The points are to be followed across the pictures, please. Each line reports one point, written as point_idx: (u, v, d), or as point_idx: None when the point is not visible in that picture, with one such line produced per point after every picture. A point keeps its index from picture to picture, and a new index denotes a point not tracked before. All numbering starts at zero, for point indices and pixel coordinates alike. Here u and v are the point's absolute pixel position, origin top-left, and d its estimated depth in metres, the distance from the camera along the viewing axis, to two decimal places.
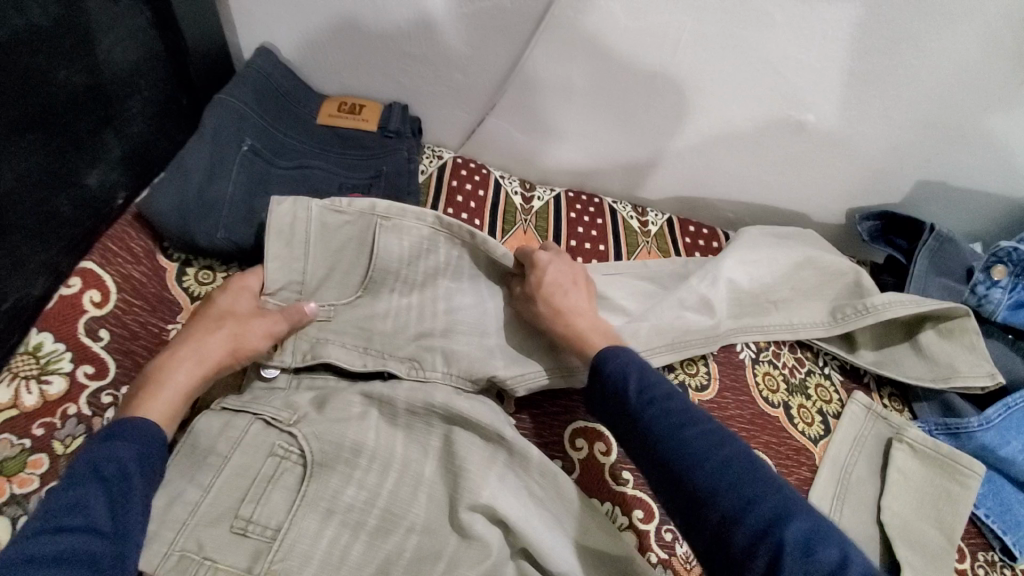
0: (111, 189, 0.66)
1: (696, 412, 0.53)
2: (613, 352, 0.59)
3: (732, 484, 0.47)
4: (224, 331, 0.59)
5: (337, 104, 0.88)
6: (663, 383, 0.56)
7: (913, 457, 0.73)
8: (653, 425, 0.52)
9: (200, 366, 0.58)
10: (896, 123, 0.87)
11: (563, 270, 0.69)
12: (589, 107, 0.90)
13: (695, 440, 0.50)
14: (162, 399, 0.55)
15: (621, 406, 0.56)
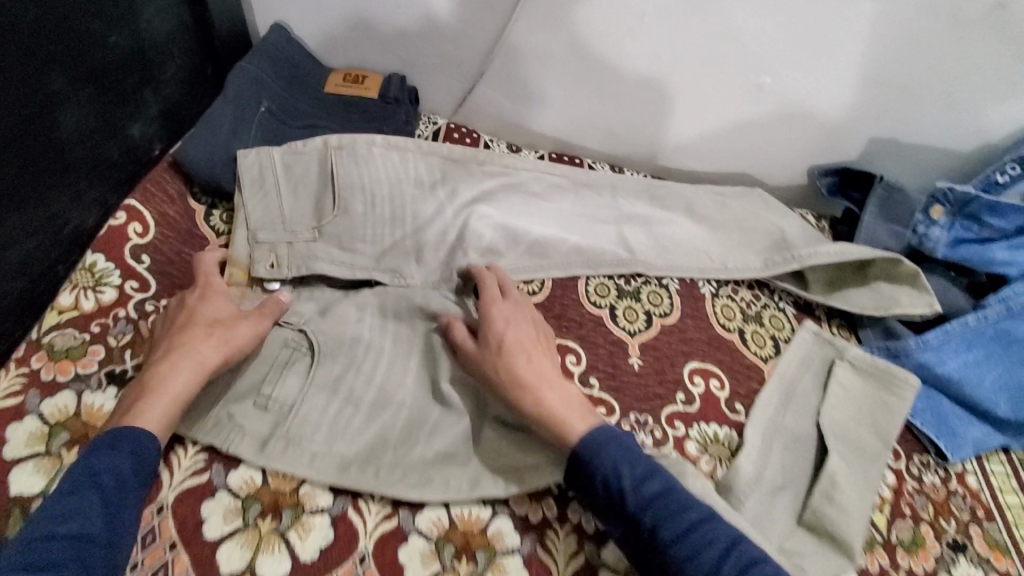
0: (149, 140, 0.77)
1: (686, 504, 0.57)
2: (601, 435, 0.61)
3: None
4: (208, 330, 0.63)
5: (340, 76, 0.98)
6: (654, 474, 0.59)
7: (853, 372, 0.82)
8: (658, 534, 0.56)
9: (191, 365, 0.60)
10: (844, 82, 0.96)
11: (521, 330, 0.70)
12: (568, 74, 1.01)
13: (696, 558, 0.54)
14: (159, 400, 0.58)
15: (616, 505, 0.58)
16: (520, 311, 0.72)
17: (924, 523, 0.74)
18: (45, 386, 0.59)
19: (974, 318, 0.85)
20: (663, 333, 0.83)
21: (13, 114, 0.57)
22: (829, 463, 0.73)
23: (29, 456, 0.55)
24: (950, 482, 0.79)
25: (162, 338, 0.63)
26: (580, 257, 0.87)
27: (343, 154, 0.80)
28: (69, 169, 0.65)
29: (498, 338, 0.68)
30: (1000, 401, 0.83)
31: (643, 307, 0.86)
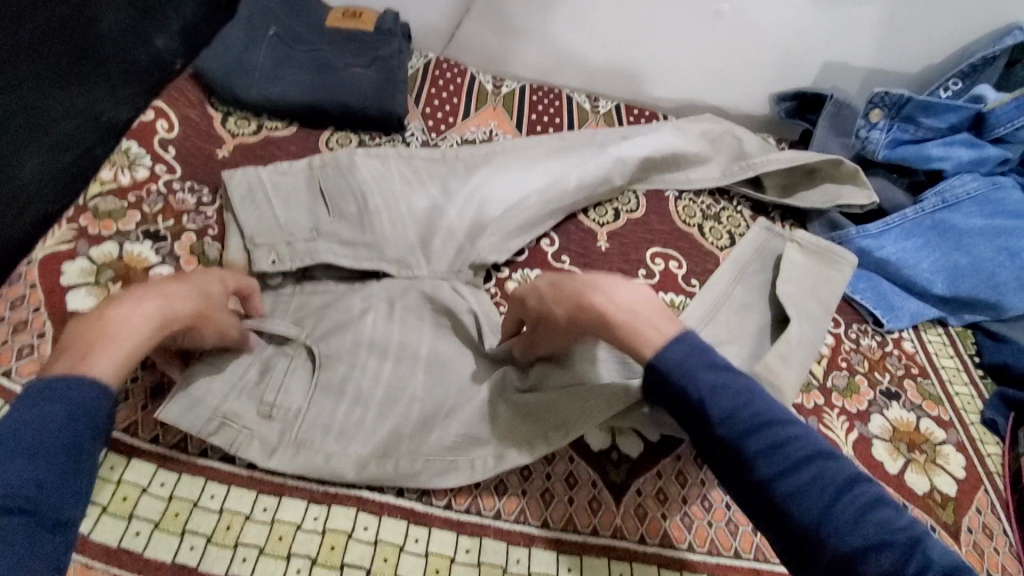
0: (172, 55, 0.89)
1: (774, 408, 0.50)
2: (680, 338, 0.53)
3: (814, 473, 0.46)
4: (192, 294, 0.58)
5: (340, 11, 1.07)
6: (738, 377, 0.51)
7: (800, 252, 0.90)
8: (730, 430, 0.49)
9: (168, 322, 0.55)
10: (795, 7, 1.05)
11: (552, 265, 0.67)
12: (544, 6, 1.10)
13: (789, 464, 0.47)
14: (119, 344, 0.52)
15: (688, 408, 0.51)
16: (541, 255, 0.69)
17: (859, 374, 0.82)
18: (93, 237, 0.70)
19: (912, 210, 0.96)
20: (630, 225, 0.93)
21: None
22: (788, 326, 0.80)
23: (82, 284, 0.66)
24: (887, 345, 0.87)
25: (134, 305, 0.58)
26: (556, 158, 0.95)
27: (328, 170, 0.82)
28: (104, 64, 0.80)
29: (539, 277, 0.67)
30: (936, 280, 0.91)
31: (613, 206, 0.95)
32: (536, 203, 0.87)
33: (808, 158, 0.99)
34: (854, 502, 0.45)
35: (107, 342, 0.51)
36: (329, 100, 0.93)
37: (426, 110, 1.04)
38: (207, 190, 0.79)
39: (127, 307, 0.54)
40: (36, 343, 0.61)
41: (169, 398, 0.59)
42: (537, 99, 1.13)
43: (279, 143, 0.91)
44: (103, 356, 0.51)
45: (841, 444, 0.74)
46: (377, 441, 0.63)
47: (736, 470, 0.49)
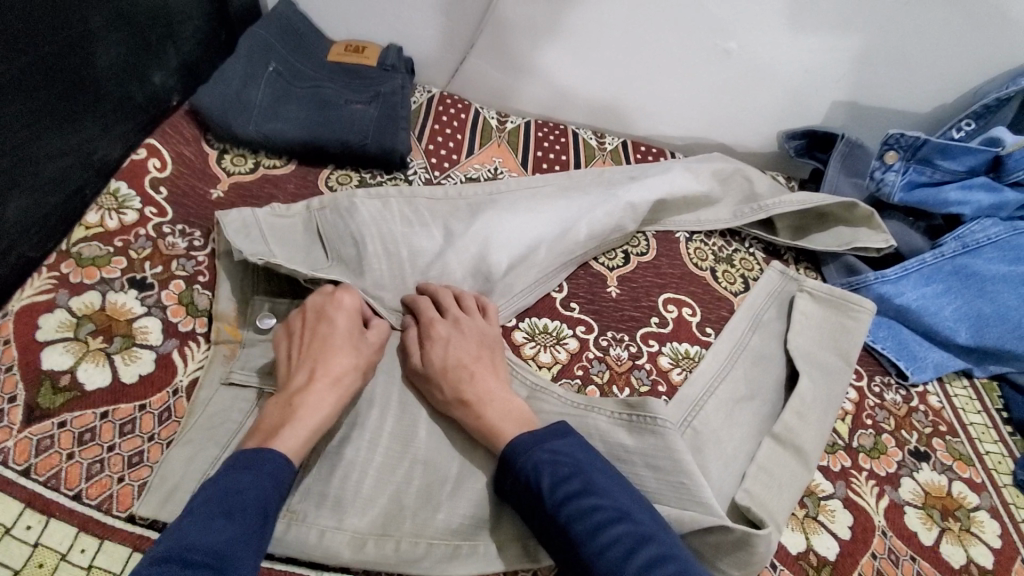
0: (169, 90, 0.86)
1: (608, 492, 0.55)
2: (532, 437, 0.58)
3: (640, 570, 0.49)
4: (348, 359, 0.62)
5: (342, 46, 1.06)
6: (579, 475, 0.55)
7: (813, 301, 0.87)
8: (570, 529, 0.53)
9: (335, 392, 0.59)
10: (806, 47, 1.03)
11: (466, 348, 0.67)
12: (551, 41, 1.08)
13: (615, 547, 0.51)
14: (294, 428, 0.56)
15: (534, 505, 0.55)
16: (463, 328, 0.68)
17: (885, 432, 0.78)
18: (74, 286, 0.65)
19: (930, 255, 0.93)
20: (640, 268, 0.90)
21: (53, 36, 0.66)
22: (799, 380, 0.77)
23: (60, 339, 0.61)
24: (911, 400, 0.83)
25: (303, 355, 0.62)
26: (564, 199, 0.92)
27: (327, 214, 0.79)
28: (98, 101, 0.74)
29: (445, 354, 0.65)
30: (959, 329, 0.88)
31: (622, 248, 0.92)
32: (548, 257, 0.84)
33: (823, 201, 0.95)
34: None
35: (291, 423, 0.56)
36: (329, 138, 0.89)
37: (429, 147, 1.01)
38: (199, 234, 0.75)
39: (308, 392, 0.58)
40: (5, 408, 0.56)
41: (148, 486, 0.54)
42: (542, 136, 1.10)
43: (276, 182, 0.87)
44: (283, 438, 0.55)
45: (870, 512, 0.70)
46: (374, 513, 0.57)
47: (577, 566, 0.52)
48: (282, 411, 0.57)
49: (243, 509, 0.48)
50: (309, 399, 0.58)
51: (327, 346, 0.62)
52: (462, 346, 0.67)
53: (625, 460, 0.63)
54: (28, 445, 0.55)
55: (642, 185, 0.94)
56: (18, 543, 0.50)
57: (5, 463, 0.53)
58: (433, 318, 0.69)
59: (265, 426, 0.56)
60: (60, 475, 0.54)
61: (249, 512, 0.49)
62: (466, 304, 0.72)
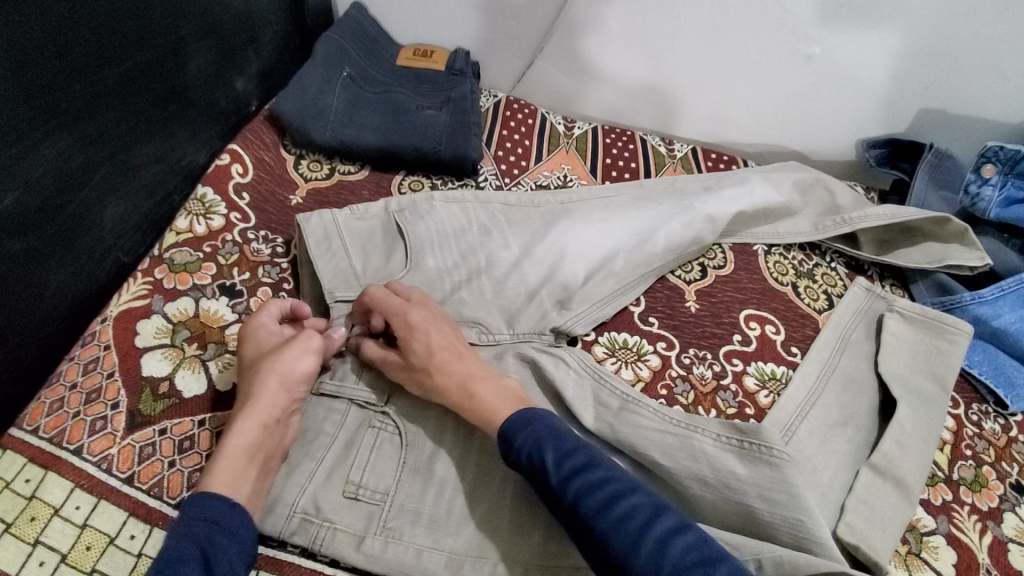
0: (250, 95, 0.87)
1: (614, 469, 0.53)
2: (526, 415, 0.57)
3: (660, 541, 0.47)
4: (262, 376, 0.58)
5: (411, 50, 1.06)
6: (583, 450, 0.54)
7: (903, 322, 0.83)
8: (580, 504, 0.51)
9: (249, 415, 0.56)
10: (894, 53, 0.99)
11: (443, 334, 0.64)
12: (621, 46, 1.06)
13: (630, 519, 0.48)
14: (225, 458, 0.53)
15: (540, 483, 0.54)
16: (433, 320, 0.64)
17: (986, 464, 0.74)
18: (168, 292, 0.66)
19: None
20: (718, 282, 0.87)
21: (151, 45, 0.67)
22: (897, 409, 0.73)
23: (157, 345, 0.62)
24: (1012, 430, 0.78)
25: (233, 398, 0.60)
26: (640, 207, 0.89)
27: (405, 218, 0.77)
28: (188, 107, 0.75)
29: (419, 352, 0.62)
30: None
31: (698, 259, 0.89)
32: (625, 268, 0.81)
33: (910, 213, 0.90)
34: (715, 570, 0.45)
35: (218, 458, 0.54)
36: (403, 144, 0.89)
37: (499, 153, 1.00)
38: (281, 240, 0.76)
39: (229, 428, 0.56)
40: (109, 414, 0.57)
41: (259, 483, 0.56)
42: (610, 142, 1.08)
43: (351, 188, 0.87)
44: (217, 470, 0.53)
45: (974, 549, 0.66)
46: (469, 533, 0.56)
47: (592, 546, 0.49)
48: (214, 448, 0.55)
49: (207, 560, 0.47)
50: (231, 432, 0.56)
51: (247, 363, 0.59)
52: (436, 334, 0.63)
53: (734, 489, 0.59)
54: (130, 452, 0.55)
55: (718, 197, 0.91)
56: (123, 553, 0.51)
57: (110, 470, 0.54)
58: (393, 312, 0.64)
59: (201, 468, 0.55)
60: (162, 484, 0.54)
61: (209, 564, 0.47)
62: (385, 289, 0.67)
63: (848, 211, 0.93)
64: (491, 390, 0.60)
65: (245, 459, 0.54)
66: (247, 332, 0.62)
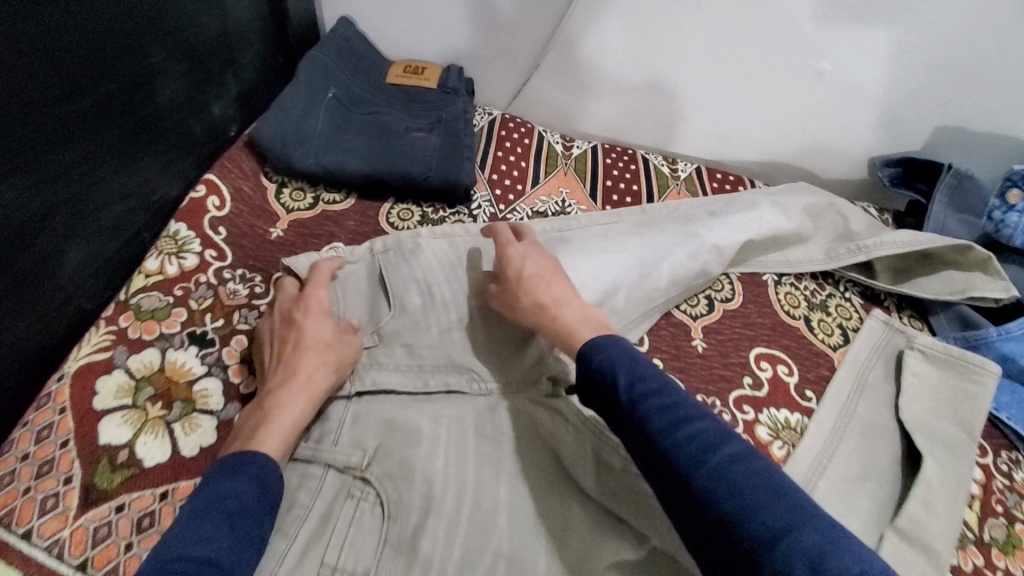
0: (228, 120, 0.82)
1: (687, 398, 0.53)
2: (604, 338, 0.58)
3: (728, 463, 0.47)
4: (320, 359, 0.63)
5: (401, 67, 1.01)
6: (656, 375, 0.55)
7: (924, 361, 0.78)
8: (647, 423, 0.52)
9: (304, 393, 0.60)
10: (912, 68, 0.93)
11: (538, 262, 0.69)
12: (622, 62, 1.00)
13: (696, 443, 0.49)
14: (269, 432, 0.57)
15: (609, 400, 0.55)
16: (536, 251, 0.70)
17: (1018, 521, 0.69)
18: (133, 343, 0.61)
19: None
20: (726, 317, 0.81)
21: (120, 76, 0.62)
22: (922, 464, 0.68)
23: (118, 407, 0.57)
24: None
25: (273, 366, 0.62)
26: (644, 237, 0.84)
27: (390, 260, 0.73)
28: (163, 138, 0.70)
29: (519, 270, 0.68)
30: None
31: (704, 292, 0.84)
32: (626, 307, 0.77)
33: (931, 240, 0.84)
34: (780, 503, 0.45)
35: (266, 428, 0.57)
36: (391, 171, 0.84)
37: (493, 177, 0.95)
38: (259, 280, 0.72)
39: (280, 396, 0.60)
40: (62, 490, 0.52)
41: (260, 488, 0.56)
42: (610, 162, 1.02)
43: (336, 219, 0.82)
44: (265, 439, 0.57)
45: None
46: None
47: (655, 463, 0.50)
48: (255, 414, 0.59)
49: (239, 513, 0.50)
50: (280, 400, 0.59)
51: (305, 347, 0.62)
52: (536, 259, 0.69)
53: None
54: (84, 534, 0.51)
55: (724, 225, 0.85)
56: None
57: (62, 557, 0.49)
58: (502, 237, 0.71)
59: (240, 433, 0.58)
60: (118, 569, 0.50)
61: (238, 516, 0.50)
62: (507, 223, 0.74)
63: (863, 238, 0.88)
64: (572, 315, 0.63)
65: (292, 431, 0.59)
66: (303, 318, 0.65)
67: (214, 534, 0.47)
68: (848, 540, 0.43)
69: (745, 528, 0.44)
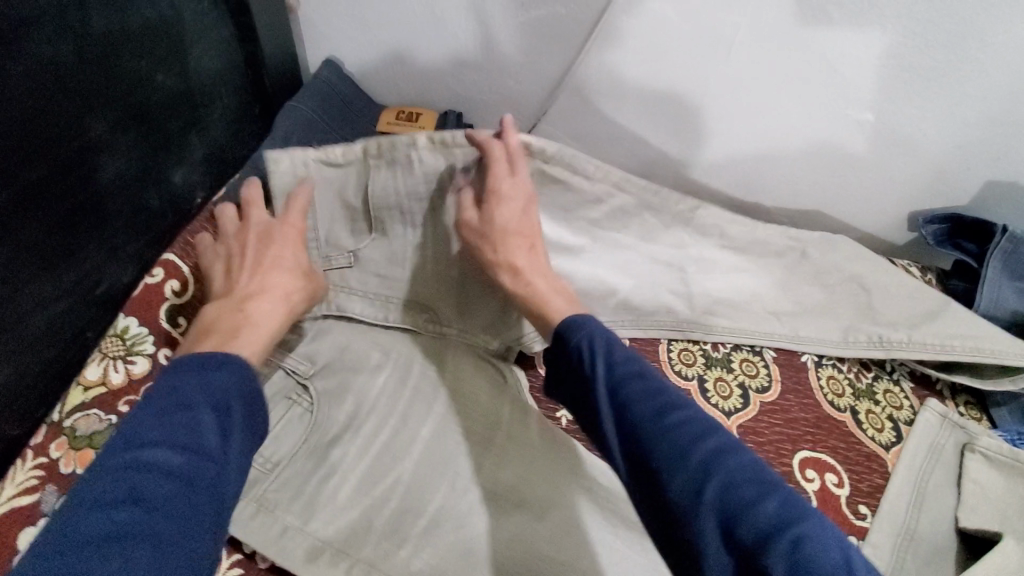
0: (193, 187, 0.72)
1: (665, 385, 0.51)
2: (584, 318, 0.56)
3: (712, 456, 0.46)
4: (297, 278, 0.64)
5: (394, 112, 0.91)
6: (635, 357, 0.53)
7: (989, 466, 0.69)
8: (627, 410, 0.49)
9: (282, 310, 0.61)
10: (966, 120, 0.83)
11: (518, 213, 0.64)
12: (638, 109, 0.90)
13: (680, 432, 0.47)
14: (249, 334, 0.58)
15: (586, 383, 0.53)
16: (517, 186, 0.64)
17: None
18: (65, 480, 0.55)
19: None
20: (764, 413, 0.71)
21: (49, 160, 0.52)
22: None
23: None
24: None
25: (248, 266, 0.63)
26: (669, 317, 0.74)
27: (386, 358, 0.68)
28: (108, 220, 0.60)
29: (498, 221, 0.63)
30: None
31: (737, 378, 0.74)
32: None
33: (986, 335, 0.74)
34: (766, 496, 0.44)
35: (243, 329, 0.58)
36: None
37: None
38: None
39: (258, 303, 0.60)
40: None
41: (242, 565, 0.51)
42: None
43: None
44: (242, 343, 0.57)
45: None
46: None
47: (633, 453, 0.48)
48: (232, 316, 0.59)
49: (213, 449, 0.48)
50: (258, 308, 0.60)
51: (279, 278, 0.63)
52: (516, 213, 0.64)
53: None
54: None
55: (745, 302, 0.78)
56: None
57: None
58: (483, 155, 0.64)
59: (215, 328, 0.58)
60: None
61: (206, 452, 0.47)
62: (506, 144, 0.64)
63: (888, 332, 0.77)
64: (545, 287, 0.62)
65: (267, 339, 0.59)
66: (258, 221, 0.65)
67: (201, 426, 0.48)
68: (830, 526, 0.43)
69: (733, 524, 0.43)
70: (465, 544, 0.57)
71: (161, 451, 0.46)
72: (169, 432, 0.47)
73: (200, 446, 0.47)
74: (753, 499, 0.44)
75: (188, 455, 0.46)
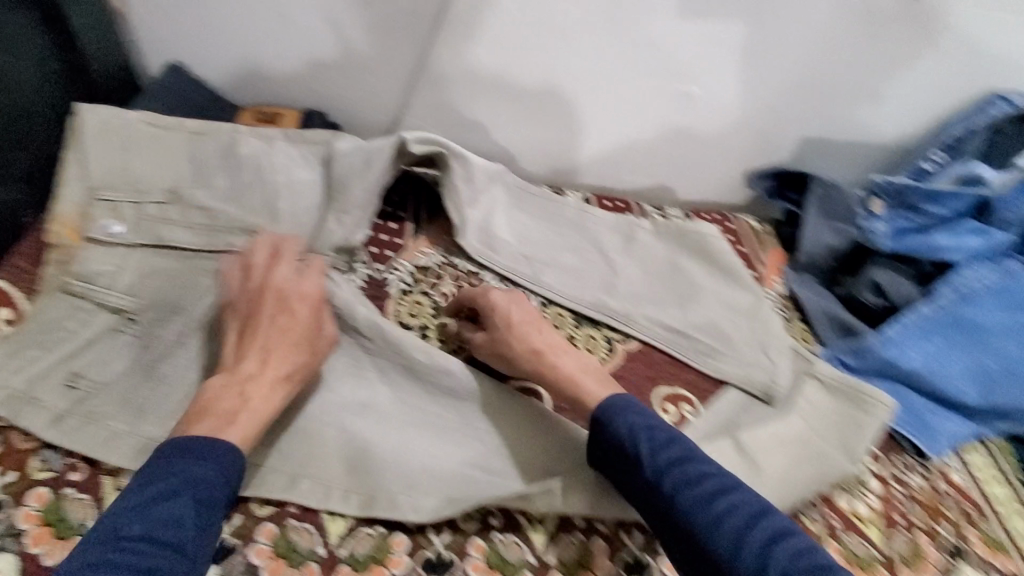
0: (15, 210, 0.70)
1: (717, 470, 0.57)
2: (621, 400, 0.62)
3: (740, 521, 0.53)
4: (298, 342, 0.61)
5: (251, 114, 0.89)
6: (676, 443, 0.59)
7: (823, 391, 0.78)
8: (677, 499, 0.55)
9: (281, 387, 0.59)
10: (777, 85, 0.93)
11: (523, 309, 0.69)
12: (492, 96, 0.93)
13: (730, 517, 0.53)
14: (214, 420, 0.55)
15: (634, 474, 0.58)
16: (516, 294, 0.71)
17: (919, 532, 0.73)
18: None
19: (926, 305, 0.87)
20: (628, 361, 0.77)
21: None
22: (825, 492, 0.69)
23: None
24: (937, 481, 0.79)
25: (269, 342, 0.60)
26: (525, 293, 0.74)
27: None
28: None
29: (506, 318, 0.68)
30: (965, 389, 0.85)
31: (603, 332, 0.79)
32: None
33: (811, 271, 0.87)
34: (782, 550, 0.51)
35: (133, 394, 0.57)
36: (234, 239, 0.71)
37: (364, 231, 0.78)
38: None
39: (256, 384, 0.58)
40: None
41: None
42: None
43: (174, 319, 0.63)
44: None
45: None
46: None
47: (663, 519, 0.56)
48: (227, 398, 0.56)
49: (201, 501, 0.50)
50: (262, 388, 0.58)
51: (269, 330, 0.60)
52: (514, 310, 0.69)
53: None
54: None
55: (558, 238, 0.84)
56: None
57: None
58: (483, 293, 0.70)
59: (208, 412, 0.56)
60: None
61: (199, 490, 0.51)
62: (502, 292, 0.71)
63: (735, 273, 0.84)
64: (570, 364, 0.66)
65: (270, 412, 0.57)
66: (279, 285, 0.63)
67: (184, 522, 0.49)
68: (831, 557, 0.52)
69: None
70: (296, 438, 0.62)
71: (137, 546, 0.47)
72: (148, 523, 0.48)
73: (177, 541, 0.48)
74: (799, 549, 0.51)
75: (167, 551, 0.47)
